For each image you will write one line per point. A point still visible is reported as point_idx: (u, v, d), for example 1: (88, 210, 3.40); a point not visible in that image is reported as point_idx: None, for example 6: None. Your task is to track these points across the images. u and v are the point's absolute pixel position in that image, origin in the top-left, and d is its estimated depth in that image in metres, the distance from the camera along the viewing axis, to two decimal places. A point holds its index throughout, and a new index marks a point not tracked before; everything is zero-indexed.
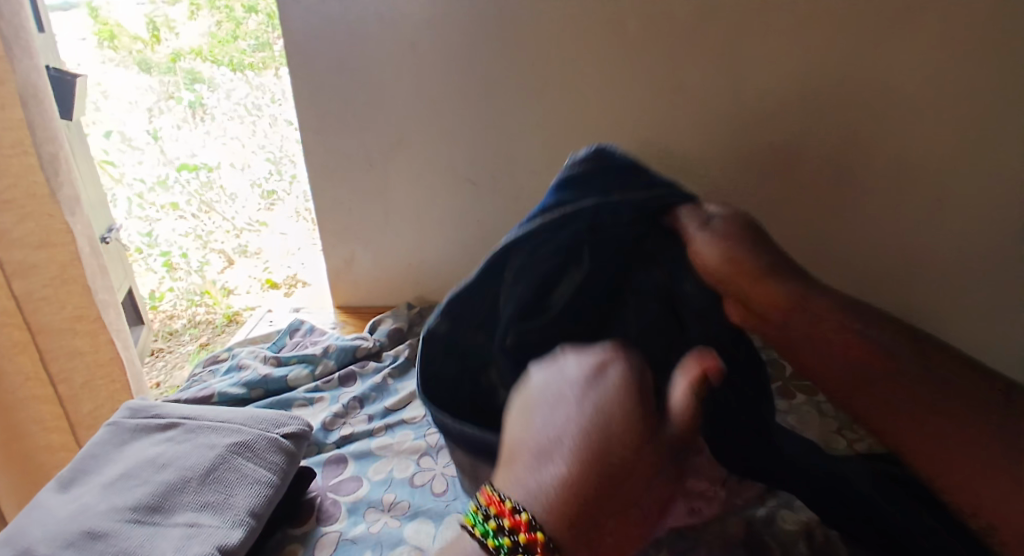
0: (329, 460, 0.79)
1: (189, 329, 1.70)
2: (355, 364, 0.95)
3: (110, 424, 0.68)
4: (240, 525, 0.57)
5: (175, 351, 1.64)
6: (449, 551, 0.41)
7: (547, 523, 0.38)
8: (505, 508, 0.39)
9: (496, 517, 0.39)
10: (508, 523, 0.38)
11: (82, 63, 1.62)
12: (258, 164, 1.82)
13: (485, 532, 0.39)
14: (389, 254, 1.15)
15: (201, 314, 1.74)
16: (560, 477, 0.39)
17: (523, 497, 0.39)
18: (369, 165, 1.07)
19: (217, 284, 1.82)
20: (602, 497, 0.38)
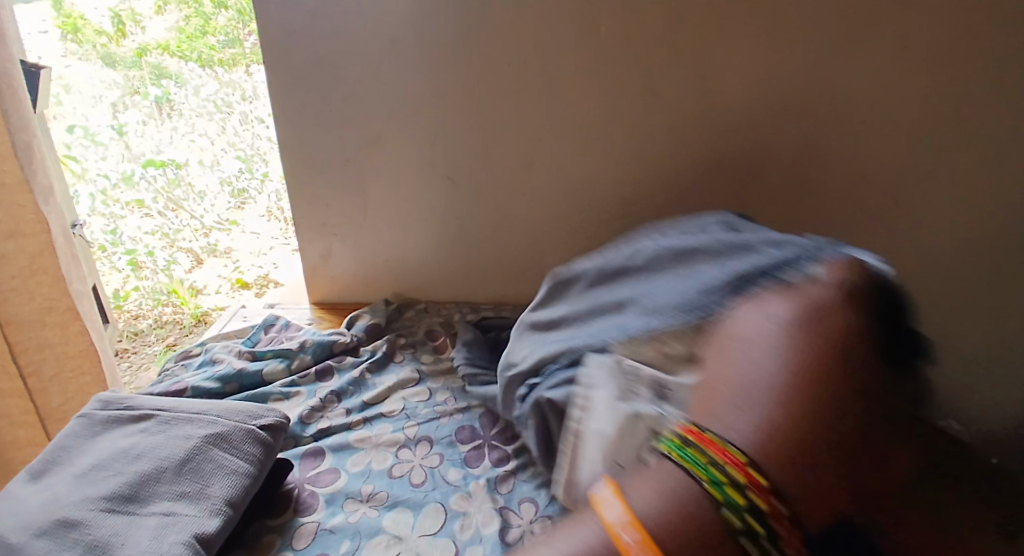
0: (306, 453, 0.79)
1: (155, 330, 1.63)
2: (332, 359, 0.95)
3: (81, 415, 0.67)
4: (217, 515, 0.58)
5: (142, 352, 1.58)
6: (654, 506, 0.40)
7: (764, 462, 0.41)
8: (741, 464, 0.41)
9: (717, 459, 0.42)
10: (741, 477, 0.41)
11: (43, 55, 1.58)
12: (228, 162, 1.84)
13: (717, 487, 0.40)
14: (367, 250, 1.15)
15: (168, 315, 1.66)
16: (765, 418, 0.44)
17: (748, 428, 0.44)
18: (346, 162, 1.08)
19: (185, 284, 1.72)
20: (800, 430, 0.43)
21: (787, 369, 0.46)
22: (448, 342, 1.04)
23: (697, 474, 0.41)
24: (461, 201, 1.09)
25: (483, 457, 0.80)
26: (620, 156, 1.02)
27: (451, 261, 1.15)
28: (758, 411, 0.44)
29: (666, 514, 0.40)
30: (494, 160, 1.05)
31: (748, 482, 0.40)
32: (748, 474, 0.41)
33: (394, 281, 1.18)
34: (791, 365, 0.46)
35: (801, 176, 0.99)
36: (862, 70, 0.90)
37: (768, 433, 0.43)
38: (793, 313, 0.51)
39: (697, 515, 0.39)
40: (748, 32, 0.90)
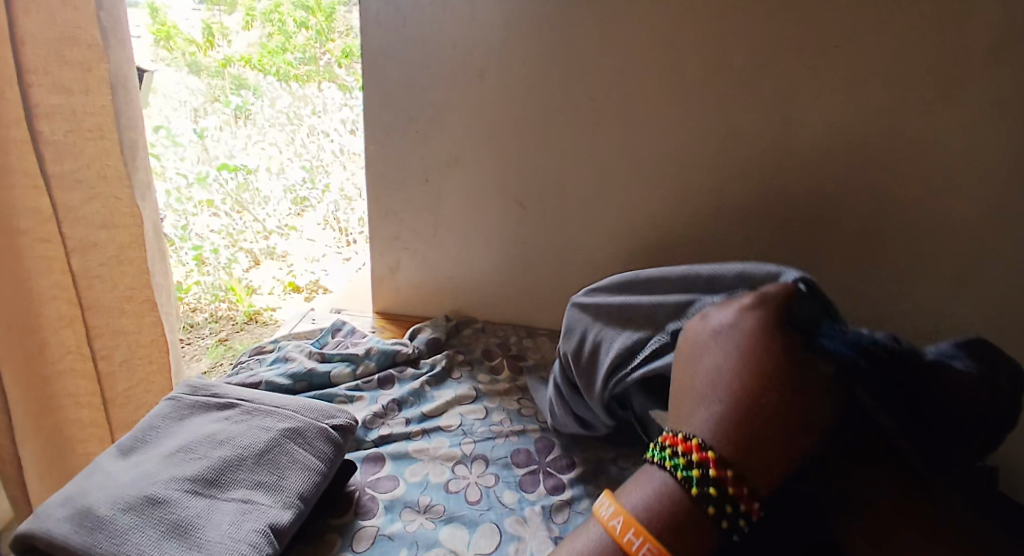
0: (368, 457, 0.81)
1: (210, 323, 1.65)
2: (394, 368, 0.97)
3: (170, 398, 0.70)
4: (290, 507, 0.60)
5: (196, 342, 1.60)
6: (642, 485, 0.54)
7: (717, 447, 0.50)
8: (691, 444, 0.52)
9: (670, 445, 0.53)
10: (684, 450, 0.52)
11: (139, 40, 1.57)
12: (293, 171, 1.93)
13: (675, 464, 0.52)
14: (433, 266, 1.18)
15: (223, 310, 1.69)
16: (716, 414, 0.52)
17: (695, 431, 0.52)
18: (423, 179, 1.11)
19: (242, 282, 1.76)
20: (749, 422, 0.50)
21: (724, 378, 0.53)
22: (506, 364, 1.04)
23: (666, 466, 0.52)
24: (530, 226, 1.11)
25: (539, 483, 0.79)
26: (691, 195, 1.02)
27: (513, 283, 1.16)
28: (710, 411, 0.52)
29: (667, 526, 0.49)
30: (564, 187, 1.06)
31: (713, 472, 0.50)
32: (691, 446, 0.51)
33: (456, 298, 1.20)
34: (745, 363, 0.52)
35: (880, 228, 0.97)
36: (950, 126, 0.89)
37: (723, 429, 0.51)
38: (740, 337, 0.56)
39: (660, 483, 0.52)
40: (834, 82, 0.91)
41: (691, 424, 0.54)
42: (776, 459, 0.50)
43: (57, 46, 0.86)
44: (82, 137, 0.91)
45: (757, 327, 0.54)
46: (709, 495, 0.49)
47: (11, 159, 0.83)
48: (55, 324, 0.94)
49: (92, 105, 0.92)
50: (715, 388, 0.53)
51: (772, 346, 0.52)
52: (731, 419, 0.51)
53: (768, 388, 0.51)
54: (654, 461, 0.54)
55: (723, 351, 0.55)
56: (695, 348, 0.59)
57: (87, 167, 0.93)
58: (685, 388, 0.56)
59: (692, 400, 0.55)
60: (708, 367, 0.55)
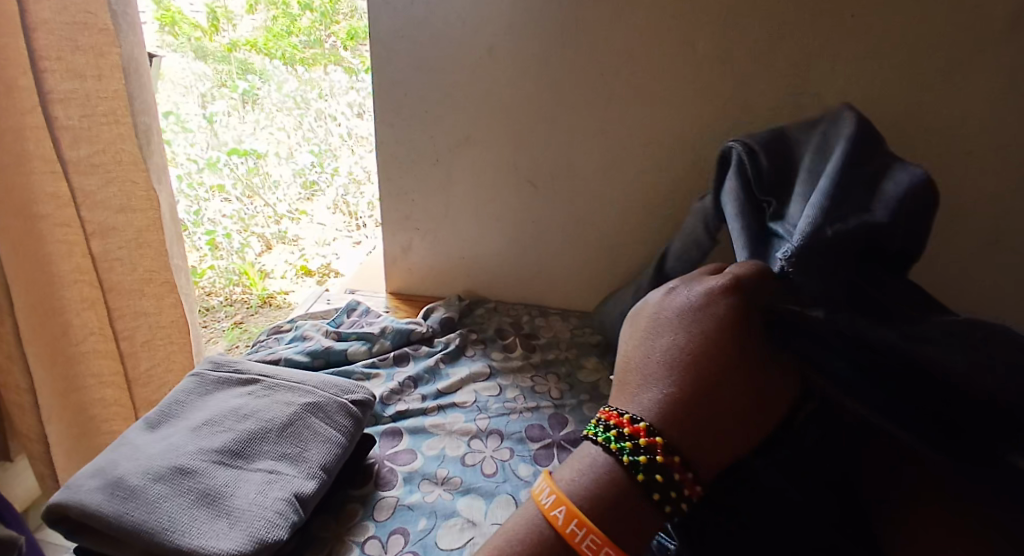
0: (386, 432, 0.83)
1: (225, 307, 1.65)
2: (409, 346, 0.99)
3: (194, 374, 0.71)
4: (313, 477, 0.62)
5: (211, 326, 1.60)
6: (576, 459, 0.53)
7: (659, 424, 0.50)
8: (624, 419, 0.52)
9: (615, 426, 0.52)
10: (628, 430, 0.51)
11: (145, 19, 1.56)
12: (302, 155, 1.94)
13: (607, 438, 0.51)
14: (445, 246, 1.19)
15: (238, 294, 1.69)
16: (662, 393, 0.52)
17: (639, 410, 0.52)
18: (434, 159, 1.12)
19: (255, 266, 1.76)
20: (696, 393, 0.51)
21: (673, 353, 0.54)
22: (518, 342, 1.05)
23: (611, 449, 0.50)
24: (541, 205, 1.11)
25: (553, 457, 0.81)
26: (702, 172, 1.02)
27: (525, 263, 1.17)
28: (654, 390, 0.53)
29: (612, 500, 0.47)
30: (573, 165, 1.07)
31: (647, 441, 0.49)
32: (637, 427, 0.50)
33: (468, 278, 1.21)
34: (693, 343, 0.53)
35: None
36: (964, 99, 0.88)
37: (667, 405, 0.51)
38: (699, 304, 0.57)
39: (593, 458, 0.51)
40: (846, 57, 0.90)
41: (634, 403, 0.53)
42: (711, 437, 0.50)
43: (68, 30, 0.87)
44: (96, 121, 0.93)
45: (716, 317, 0.54)
46: (643, 468, 0.48)
47: (29, 146, 0.85)
48: (76, 306, 0.96)
49: (106, 90, 0.93)
50: (659, 368, 0.54)
51: (721, 331, 0.53)
52: (675, 399, 0.51)
53: (713, 365, 0.51)
54: (596, 441, 0.52)
55: (673, 332, 0.56)
56: (653, 324, 0.58)
57: (103, 151, 0.94)
58: (629, 368, 0.57)
59: (631, 378, 0.56)
60: (660, 345, 0.56)
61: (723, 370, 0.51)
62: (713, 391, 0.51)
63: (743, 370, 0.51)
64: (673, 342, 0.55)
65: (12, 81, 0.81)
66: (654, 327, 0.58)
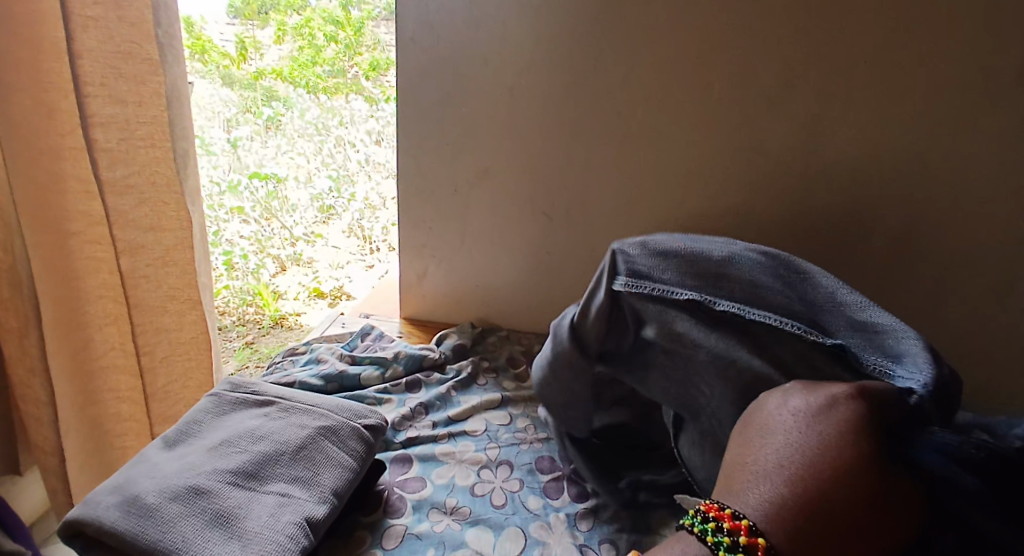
0: (396, 458, 0.83)
1: (237, 327, 1.67)
2: (421, 373, 0.99)
3: (212, 394, 0.72)
4: (324, 502, 0.62)
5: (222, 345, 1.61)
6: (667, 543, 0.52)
7: (767, 530, 0.47)
8: (715, 506, 0.51)
9: (715, 518, 0.50)
10: (716, 516, 0.50)
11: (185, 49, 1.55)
12: (320, 180, 1.97)
13: (694, 523, 0.51)
14: (460, 273, 1.20)
15: (250, 315, 1.71)
16: (772, 495, 0.49)
17: (743, 509, 0.50)
18: (453, 190, 1.14)
19: (269, 288, 1.78)
20: (816, 502, 0.47)
21: (790, 453, 0.51)
22: (530, 372, 1.05)
23: (707, 541, 0.49)
24: (558, 236, 1.12)
25: (563, 491, 0.80)
26: (718, 208, 1.03)
27: (541, 293, 1.18)
28: (766, 492, 0.49)
29: None
30: (591, 198, 1.08)
31: (732, 525, 0.48)
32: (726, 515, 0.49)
33: (482, 306, 1.22)
34: (823, 449, 0.50)
35: (909, 246, 0.97)
36: (983, 146, 0.89)
37: (779, 508, 0.48)
38: (808, 403, 0.54)
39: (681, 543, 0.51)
40: (866, 100, 0.91)
41: (738, 501, 0.50)
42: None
43: (112, 58, 0.90)
44: (134, 144, 0.95)
45: (847, 428, 0.50)
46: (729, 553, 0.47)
47: (65, 165, 0.90)
48: (99, 321, 0.99)
49: (145, 115, 0.96)
50: (777, 468, 0.50)
51: (851, 446, 0.49)
52: (790, 504, 0.48)
53: (834, 483, 0.48)
54: (692, 531, 0.50)
55: (786, 434, 0.52)
56: (764, 424, 0.54)
57: (137, 173, 0.97)
58: (738, 460, 0.54)
59: (739, 475, 0.52)
60: (770, 442, 0.53)
61: (847, 478, 0.48)
62: (835, 499, 0.47)
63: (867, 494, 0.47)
64: (786, 441, 0.52)
65: (54, 103, 0.86)
66: (760, 423, 0.55)
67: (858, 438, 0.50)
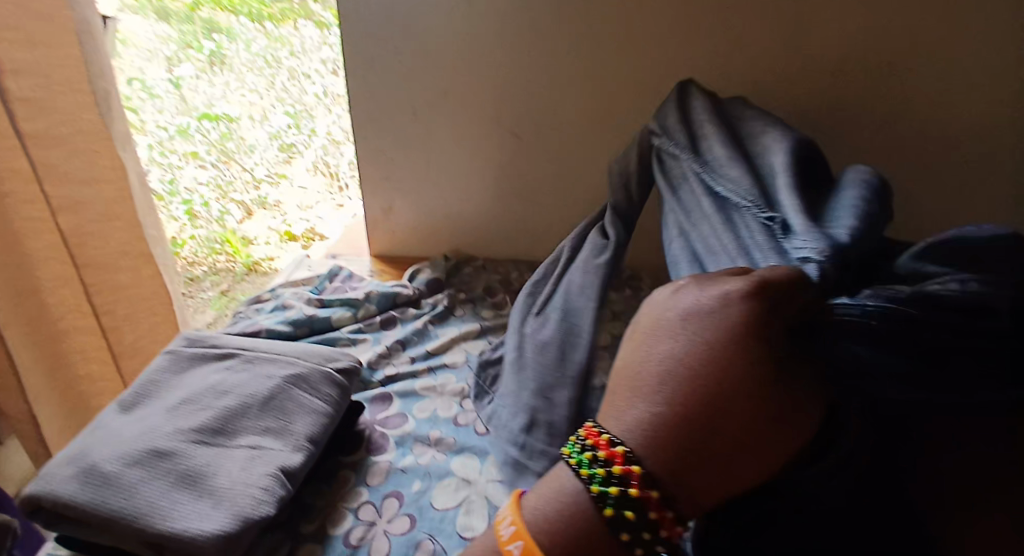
0: (375, 397, 0.81)
1: (211, 277, 1.63)
2: (396, 310, 0.96)
3: (167, 351, 0.68)
4: (300, 450, 0.60)
5: (199, 295, 1.59)
6: (551, 479, 0.45)
7: (643, 458, 0.39)
8: (601, 440, 0.41)
9: (592, 447, 0.42)
10: (603, 454, 0.40)
11: None
12: (276, 116, 1.84)
13: (580, 460, 0.42)
14: (428, 204, 1.14)
15: (223, 263, 1.66)
16: (647, 415, 0.40)
17: (619, 430, 0.41)
18: (410, 113, 1.06)
19: (238, 234, 1.73)
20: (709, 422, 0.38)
21: (686, 364, 0.39)
22: (508, 299, 1.02)
23: (582, 475, 0.41)
24: (527, 156, 1.06)
25: None
26: None
27: (513, 219, 1.13)
28: (642, 407, 0.41)
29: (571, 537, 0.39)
30: (557, 113, 1.02)
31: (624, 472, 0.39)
32: (614, 451, 0.40)
33: (455, 236, 1.17)
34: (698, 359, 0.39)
35: (893, 136, 0.93)
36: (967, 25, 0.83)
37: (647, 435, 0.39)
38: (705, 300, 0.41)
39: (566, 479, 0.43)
40: None
41: (612, 416, 0.42)
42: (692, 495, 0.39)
43: None
44: (49, 89, 0.86)
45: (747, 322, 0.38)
46: (612, 501, 0.39)
47: None
48: (50, 282, 0.91)
49: (57, 55, 0.86)
50: (640, 381, 0.41)
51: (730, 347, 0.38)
52: (671, 420, 0.39)
53: (734, 398, 0.37)
54: (568, 464, 0.43)
55: (675, 338, 0.41)
56: (654, 327, 0.43)
57: (61, 121, 0.89)
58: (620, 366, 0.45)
59: (621, 387, 0.43)
60: (656, 353, 0.42)
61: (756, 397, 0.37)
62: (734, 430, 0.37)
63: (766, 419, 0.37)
64: (678, 346, 0.40)
65: None
66: (650, 325, 0.44)
67: (741, 340, 0.38)
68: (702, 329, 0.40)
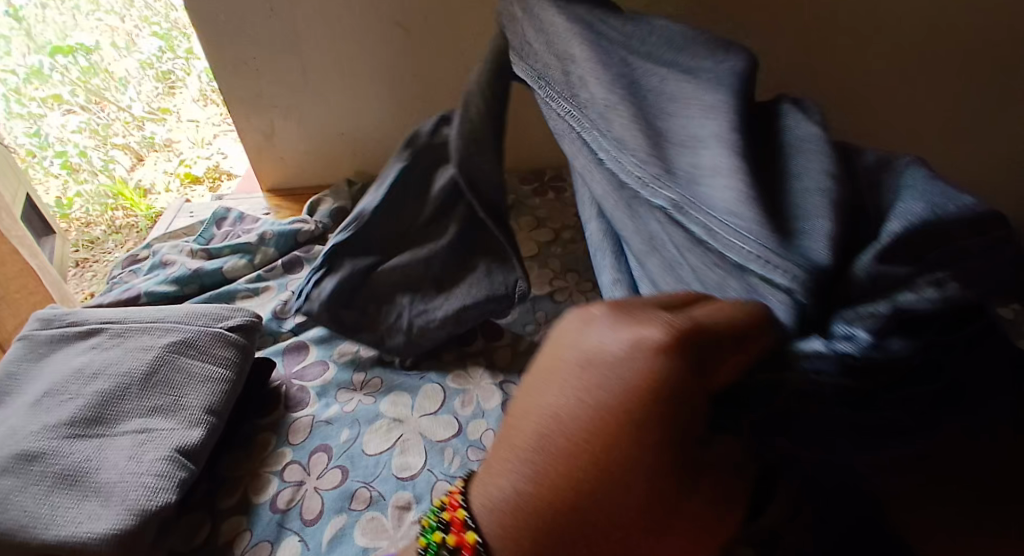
0: (289, 348, 0.74)
1: (112, 237, 1.28)
2: (300, 250, 0.86)
3: (21, 338, 0.61)
4: (197, 425, 0.54)
5: (105, 260, 1.25)
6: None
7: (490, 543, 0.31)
8: (455, 517, 0.33)
9: (446, 523, 0.34)
10: (452, 539, 0.33)
11: None
12: (144, 41, 1.46)
13: (433, 544, 0.34)
14: (318, 123, 1.01)
15: (120, 220, 1.31)
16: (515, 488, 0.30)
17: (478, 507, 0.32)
18: (269, 9, 0.88)
19: (130, 185, 1.36)
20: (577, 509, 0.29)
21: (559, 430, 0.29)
22: None
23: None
24: (421, 51, 0.92)
25: (479, 334, 0.73)
26: None
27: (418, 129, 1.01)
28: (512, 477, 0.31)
29: None
30: None
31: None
32: (461, 537, 0.32)
33: (356, 154, 1.05)
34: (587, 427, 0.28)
35: None
36: None
37: (507, 515, 0.30)
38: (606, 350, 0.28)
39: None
40: None
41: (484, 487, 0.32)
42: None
43: None
44: None
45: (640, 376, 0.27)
46: None
47: None
48: None
49: None
50: (517, 445, 0.31)
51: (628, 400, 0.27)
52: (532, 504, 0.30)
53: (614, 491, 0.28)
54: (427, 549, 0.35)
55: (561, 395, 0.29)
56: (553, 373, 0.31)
57: None
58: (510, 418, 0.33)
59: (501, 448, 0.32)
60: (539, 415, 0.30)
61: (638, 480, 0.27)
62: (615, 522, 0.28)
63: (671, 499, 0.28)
64: (563, 407, 0.29)
65: None
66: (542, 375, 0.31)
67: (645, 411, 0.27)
68: (605, 386, 0.28)
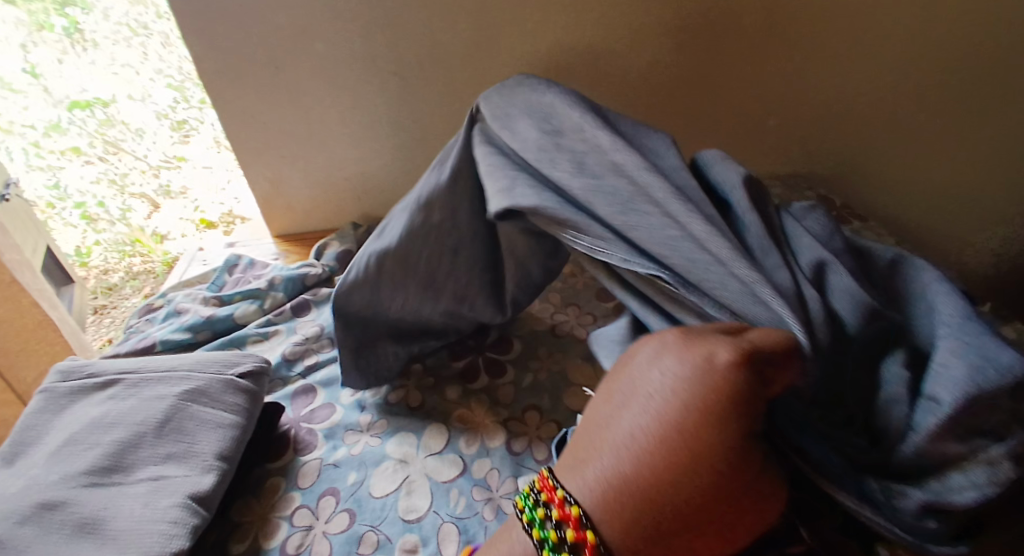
0: (297, 392, 0.76)
1: (129, 283, 1.33)
2: (307, 293, 0.89)
3: (42, 391, 0.63)
4: (210, 470, 0.56)
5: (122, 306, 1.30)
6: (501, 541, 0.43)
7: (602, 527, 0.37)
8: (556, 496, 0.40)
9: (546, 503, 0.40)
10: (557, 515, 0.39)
11: None
12: (162, 93, 1.36)
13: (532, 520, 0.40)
14: (323, 170, 1.05)
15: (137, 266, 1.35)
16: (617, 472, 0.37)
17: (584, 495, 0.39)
18: (272, 65, 0.92)
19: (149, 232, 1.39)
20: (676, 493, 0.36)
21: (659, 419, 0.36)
22: None
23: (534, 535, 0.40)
24: (419, 98, 0.94)
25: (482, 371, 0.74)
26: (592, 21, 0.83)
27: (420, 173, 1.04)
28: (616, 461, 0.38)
29: None
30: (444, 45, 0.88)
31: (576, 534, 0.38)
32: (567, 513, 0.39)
33: (361, 197, 1.08)
34: (685, 442, 0.35)
35: None
36: None
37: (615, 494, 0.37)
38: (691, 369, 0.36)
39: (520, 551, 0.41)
40: None
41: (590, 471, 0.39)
42: None
43: None
44: None
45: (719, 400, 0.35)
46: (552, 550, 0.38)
47: None
48: None
49: None
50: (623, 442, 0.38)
51: (727, 439, 0.35)
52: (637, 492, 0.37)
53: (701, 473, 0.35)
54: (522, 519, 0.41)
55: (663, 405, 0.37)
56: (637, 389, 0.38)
57: None
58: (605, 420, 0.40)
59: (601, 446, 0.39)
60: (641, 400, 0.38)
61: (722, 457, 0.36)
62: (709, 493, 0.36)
63: (733, 481, 0.35)
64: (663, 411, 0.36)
65: None
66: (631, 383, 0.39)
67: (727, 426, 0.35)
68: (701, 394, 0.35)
